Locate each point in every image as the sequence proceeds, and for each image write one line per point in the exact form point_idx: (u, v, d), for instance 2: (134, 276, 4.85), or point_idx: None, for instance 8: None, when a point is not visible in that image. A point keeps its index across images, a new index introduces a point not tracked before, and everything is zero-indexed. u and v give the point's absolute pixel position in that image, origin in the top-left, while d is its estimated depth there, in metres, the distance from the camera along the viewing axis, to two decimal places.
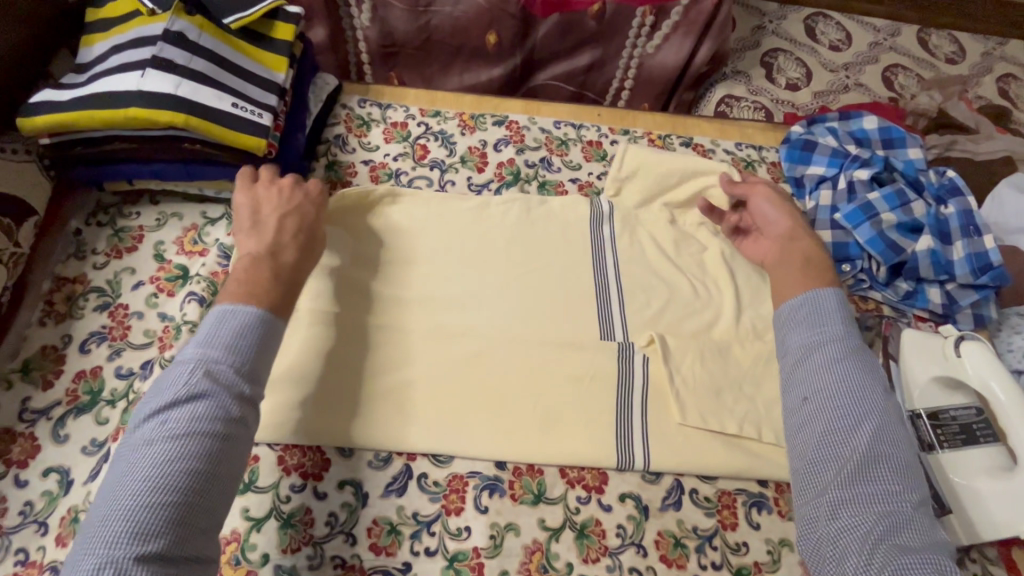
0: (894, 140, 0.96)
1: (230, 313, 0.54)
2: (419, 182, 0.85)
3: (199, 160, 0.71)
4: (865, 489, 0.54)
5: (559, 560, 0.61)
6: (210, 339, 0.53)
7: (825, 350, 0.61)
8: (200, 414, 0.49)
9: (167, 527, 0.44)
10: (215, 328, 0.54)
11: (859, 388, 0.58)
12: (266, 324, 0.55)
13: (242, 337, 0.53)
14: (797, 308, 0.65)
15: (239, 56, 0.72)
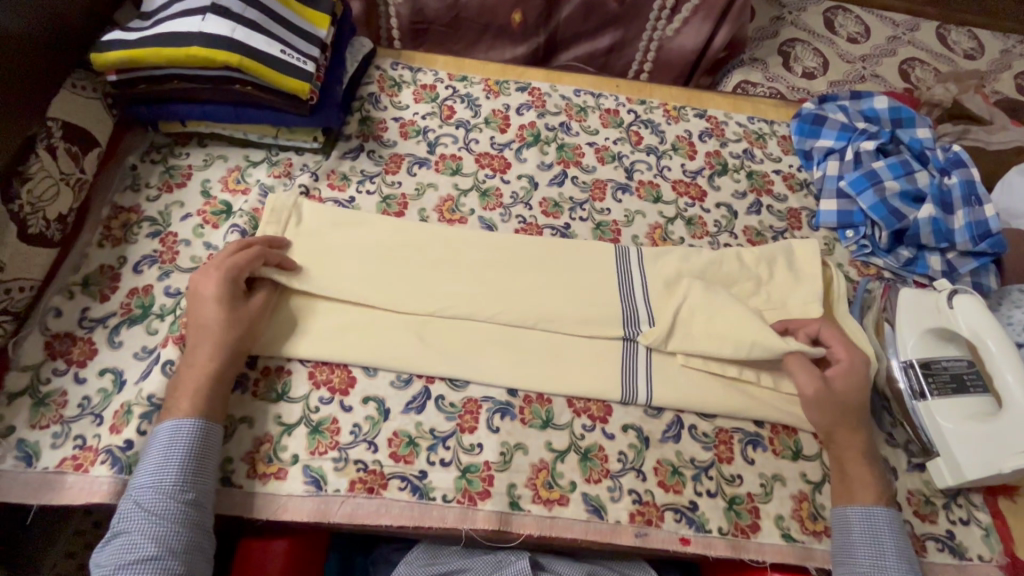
0: (904, 119, 0.99)
1: (173, 435, 0.59)
2: (445, 140, 0.91)
3: (247, 104, 0.78)
4: None
5: (564, 478, 0.66)
6: (156, 470, 0.58)
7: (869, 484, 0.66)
8: (158, 531, 0.55)
9: None
10: (159, 454, 0.58)
11: (899, 548, 0.62)
12: (204, 440, 0.60)
13: (189, 445, 0.59)
14: (859, 519, 0.63)
15: (287, 11, 0.79)
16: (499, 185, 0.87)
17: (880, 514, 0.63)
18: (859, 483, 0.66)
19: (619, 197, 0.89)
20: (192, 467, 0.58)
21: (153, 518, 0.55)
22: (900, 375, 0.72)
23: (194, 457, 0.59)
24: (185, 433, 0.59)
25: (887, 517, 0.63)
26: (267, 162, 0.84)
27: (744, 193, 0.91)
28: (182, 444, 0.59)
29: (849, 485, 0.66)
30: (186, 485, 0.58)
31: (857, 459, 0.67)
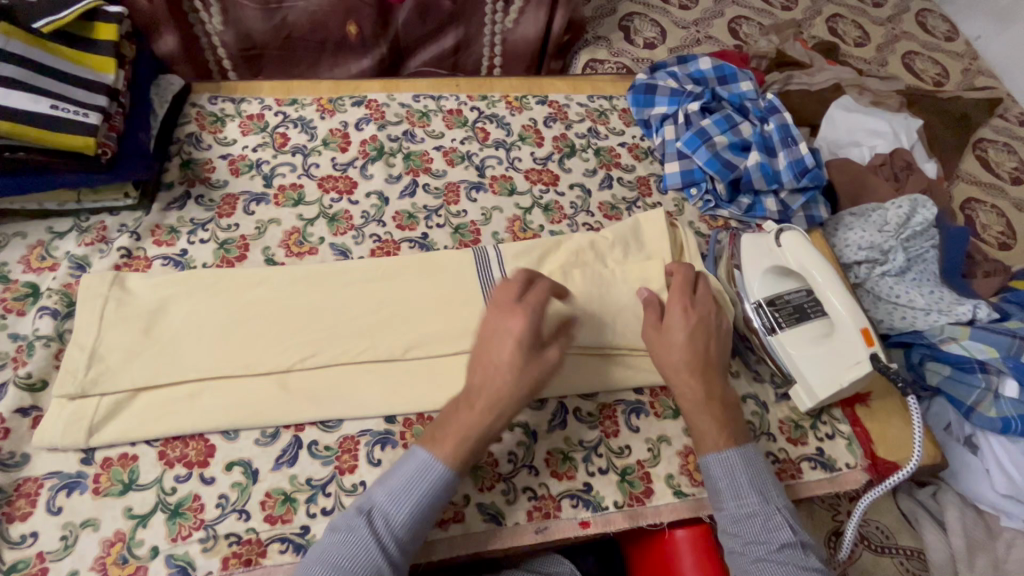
0: (727, 76, 1.06)
1: (426, 468, 0.58)
2: (282, 169, 0.85)
3: (29, 171, 0.69)
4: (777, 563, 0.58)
5: (456, 494, 0.65)
6: (397, 494, 0.57)
7: (733, 465, 0.62)
8: (373, 561, 0.54)
9: None
10: (407, 482, 0.57)
11: (757, 484, 0.62)
12: (443, 481, 0.58)
13: (434, 485, 0.57)
14: (714, 467, 0.63)
15: (56, 61, 0.70)
16: (347, 207, 0.84)
17: (735, 456, 0.63)
18: (711, 431, 0.64)
19: (473, 197, 0.88)
20: (430, 504, 0.57)
21: (363, 543, 0.54)
22: (753, 316, 0.76)
23: (438, 493, 0.57)
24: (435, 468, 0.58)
25: (740, 457, 0.63)
26: (76, 230, 0.75)
27: (594, 171, 0.93)
28: (433, 478, 0.58)
29: (700, 436, 0.65)
30: (418, 520, 0.57)
31: (694, 407, 0.65)
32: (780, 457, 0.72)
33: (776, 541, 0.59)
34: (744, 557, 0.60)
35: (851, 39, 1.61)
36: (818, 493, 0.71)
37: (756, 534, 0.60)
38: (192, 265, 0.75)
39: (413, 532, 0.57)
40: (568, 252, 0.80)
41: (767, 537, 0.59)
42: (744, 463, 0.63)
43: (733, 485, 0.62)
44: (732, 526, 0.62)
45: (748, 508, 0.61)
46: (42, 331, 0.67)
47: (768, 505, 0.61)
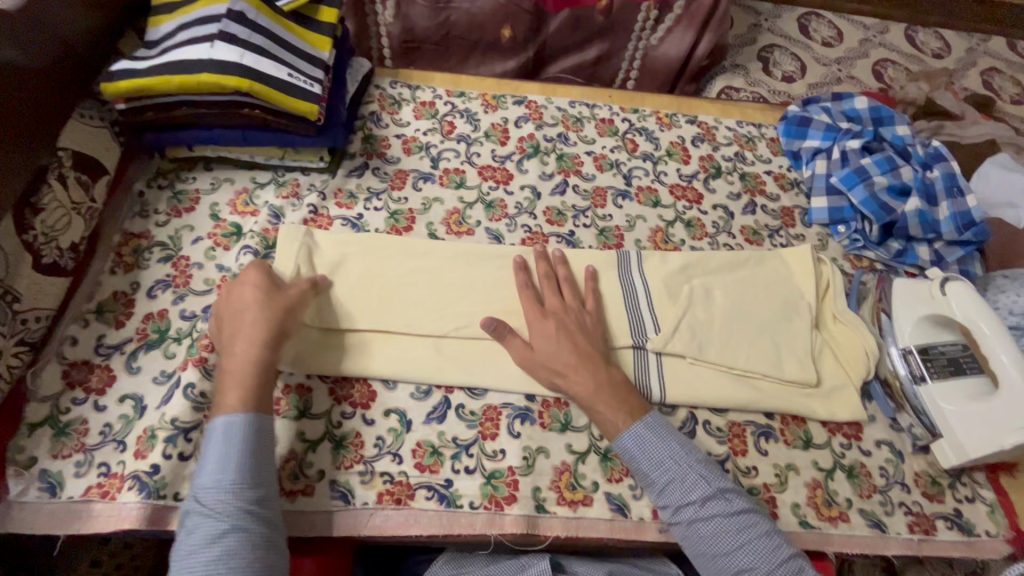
0: (884, 118, 1.04)
1: (224, 431, 0.58)
2: (447, 154, 0.92)
3: (255, 128, 0.80)
4: (711, 521, 0.61)
5: (586, 479, 0.68)
6: (215, 468, 0.56)
7: (643, 436, 0.65)
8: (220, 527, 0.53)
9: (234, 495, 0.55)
10: (214, 453, 0.56)
11: (667, 450, 0.64)
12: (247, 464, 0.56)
13: (238, 440, 0.57)
14: (629, 445, 0.65)
15: (291, 35, 0.81)
16: (502, 197, 0.89)
17: (642, 428, 0.65)
18: (607, 417, 0.67)
19: (619, 203, 0.91)
20: (244, 462, 0.56)
21: (212, 523, 0.53)
22: (898, 361, 0.76)
23: (239, 453, 0.57)
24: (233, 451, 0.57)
25: (644, 428, 0.66)
26: (274, 183, 0.85)
27: (738, 195, 0.94)
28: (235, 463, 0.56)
29: (601, 424, 0.67)
30: (240, 488, 0.55)
31: (587, 399, 0.67)
32: (913, 509, 0.70)
33: (701, 500, 0.62)
34: (681, 525, 0.63)
35: (1007, 96, 1.52)
36: (953, 554, 0.68)
37: (680, 497, 0.63)
38: (367, 229, 0.83)
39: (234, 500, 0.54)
40: (672, 275, 0.81)
41: (692, 498, 0.62)
42: (654, 433, 0.65)
43: (649, 457, 0.65)
44: (660, 497, 0.64)
45: (670, 475, 0.63)
46: (245, 266, 0.76)
47: (680, 467, 0.63)
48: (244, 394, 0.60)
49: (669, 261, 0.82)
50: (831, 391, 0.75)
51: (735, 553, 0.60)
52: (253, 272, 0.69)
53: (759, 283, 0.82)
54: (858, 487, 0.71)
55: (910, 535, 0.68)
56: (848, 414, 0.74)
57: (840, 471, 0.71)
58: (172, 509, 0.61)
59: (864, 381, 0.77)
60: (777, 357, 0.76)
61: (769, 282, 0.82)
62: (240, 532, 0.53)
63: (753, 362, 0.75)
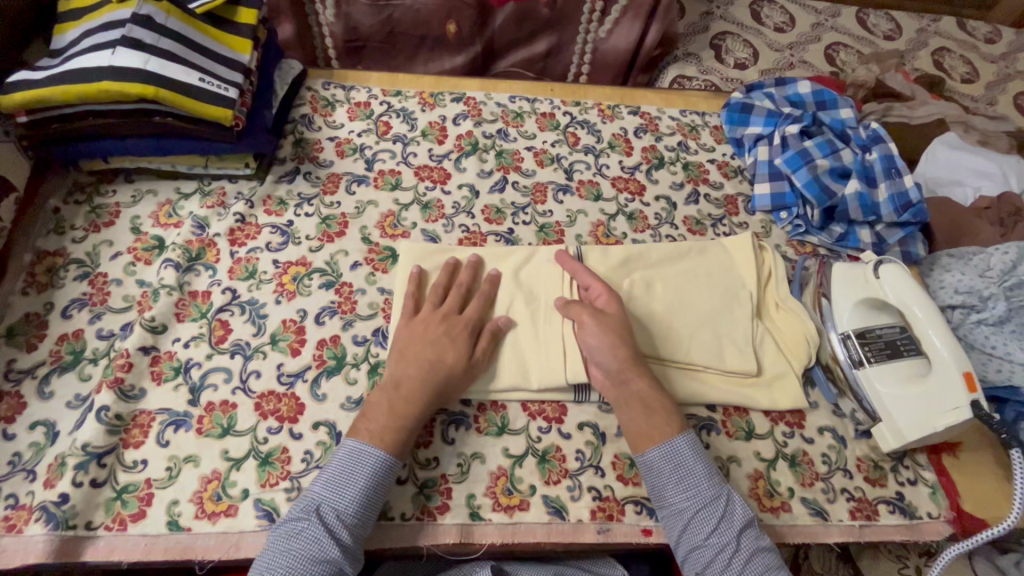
0: (826, 101, 1.04)
1: (356, 457, 0.60)
2: (383, 155, 0.90)
3: (171, 136, 0.77)
4: (740, 552, 0.59)
5: (523, 483, 0.66)
6: (339, 488, 0.58)
7: (681, 455, 0.63)
8: (322, 550, 0.55)
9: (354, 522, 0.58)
10: (342, 475, 0.59)
11: (705, 471, 0.63)
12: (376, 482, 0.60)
13: (370, 468, 0.60)
14: (662, 462, 0.63)
15: (205, 39, 0.78)
16: (440, 197, 0.87)
17: (681, 444, 0.64)
18: (644, 425, 0.65)
19: (560, 198, 0.89)
20: (374, 489, 0.60)
21: (315, 539, 0.56)
22: (839, 346, 0.76)
23: (374, 478, 0.59)
24: (360, 464, 0.60)
25: (686, 446, 0.64)
26: (199, 193, 0.82)
27: (681, 185, 0.93)
28: (356, 470, 0.59)
29: (633, 432, 0.66)
30: (364, 510, 0.59)
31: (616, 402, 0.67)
32: (855, 495, 0.70)
33: (736, 524, 0.61)
34: (710, 548, 0.60)
35: (957, 75, 1.53)
36: (895, 538, 0.68)
37: (715, 522, 0.61)
38: (297, 235, 0.80)
39: (364, 523, 0.59)
40: (611, 269, 0.79)
41: (728, 523, 0.61)
42: (696, 451, 0.64)
43: (688, 475, 0.63)
44: (688, 522, 0.61)
45: (709, 495, 0.62)
46: (166, 281, 0.74)
47: (719, 491, 0.62)
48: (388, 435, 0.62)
49: (608, 254, 0.80)
50: (772, 379, 0.75)
51: None
52: (460, 326, 0.69)
53: (700, 273, 0.80)
54: (801, 476, 0.70)
55: (851, 521, 0.68)
56: (790, 402, 0.73)
57: (782, 460, 0.71)
58: (84, 539, 0.58)
59: (806, 367, 0.76)
60: (718, 348, 0.75)
61: (710, 271, 0.81)
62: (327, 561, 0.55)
63: (692, 354, 0.74)
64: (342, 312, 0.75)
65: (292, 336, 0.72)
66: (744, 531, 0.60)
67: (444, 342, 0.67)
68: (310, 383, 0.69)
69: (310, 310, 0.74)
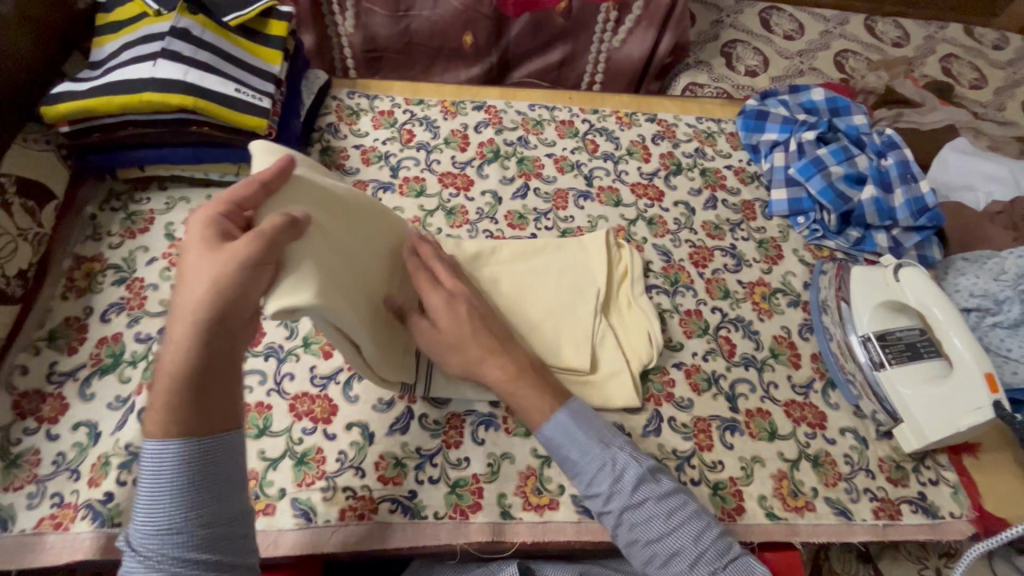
0: (840, 108, 1.05)
1: (159, 454, 0.44)
2: (407, 163, 0.92)
3: (205, 145, 0.80)
4: (642, 509, 0.58)
5: (552, 483, 0.67)
6: (156, 490, 0.44)
7: (566, 423, 0.61)
8: (176, 560, 0.44)
9: (197, 515, 0.45)
10: (155, 473, 0.44)
11: (593, 436, 0.61)
12: (192, 461, 0.45)
13: (176, 456, 0.45)
14: (553, 433, 0.61)
15: (239, 51, 0.81)
16: (463, 203, 0.89)
17: (565, 417, 0.61)
18: (530, 400, 0.62)
19: (580, 204, 0.91)
20: (204, 475, 0.45)
21: (161, 551, 0.44)
22: (859, 349, 0.78)
23: (192, 464, 0.45)
24: (166, 454, 0.45)
25: (570, 415, 0.61)
26: None
27: (699, 190, 0.95)
28: (164, 461, 0.44)
29: (527, 412, 0.62)
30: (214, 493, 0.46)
31: (504, 385, 0.63)
32: (878, 495, 0.71)
33: (629, 486, 0.59)
34: (610, 512, 0.59)
35: (966, 81, 1.54)
36: (918, 538, 0.69)
37: (611, 485, 0.59)
38: None
39: (210, 515, 0.45)
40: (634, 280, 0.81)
41: (625, 484, 0.59)
42: (568, 423, 0.61)
43: (574, 444, 0.60)
44: (594, 486, 0.60)
45: (598, 464, 0.60)
46: None
47: (608, 454, 0.60)
48: (183, 408, 0.45)
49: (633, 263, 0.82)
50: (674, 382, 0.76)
51: (665, 540, 0.57)
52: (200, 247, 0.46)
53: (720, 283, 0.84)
54: (824, 477, 0.71)
55: (875, 521, 0.69)
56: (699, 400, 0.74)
57: (805, 461, 0.72)
58: None
59: (645, 366, 0.75)
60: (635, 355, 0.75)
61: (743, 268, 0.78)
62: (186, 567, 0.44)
63: (585, 360, 0.72)
64: None
65: (323, 339, 0.74)
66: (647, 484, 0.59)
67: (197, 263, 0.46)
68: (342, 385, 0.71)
69: None
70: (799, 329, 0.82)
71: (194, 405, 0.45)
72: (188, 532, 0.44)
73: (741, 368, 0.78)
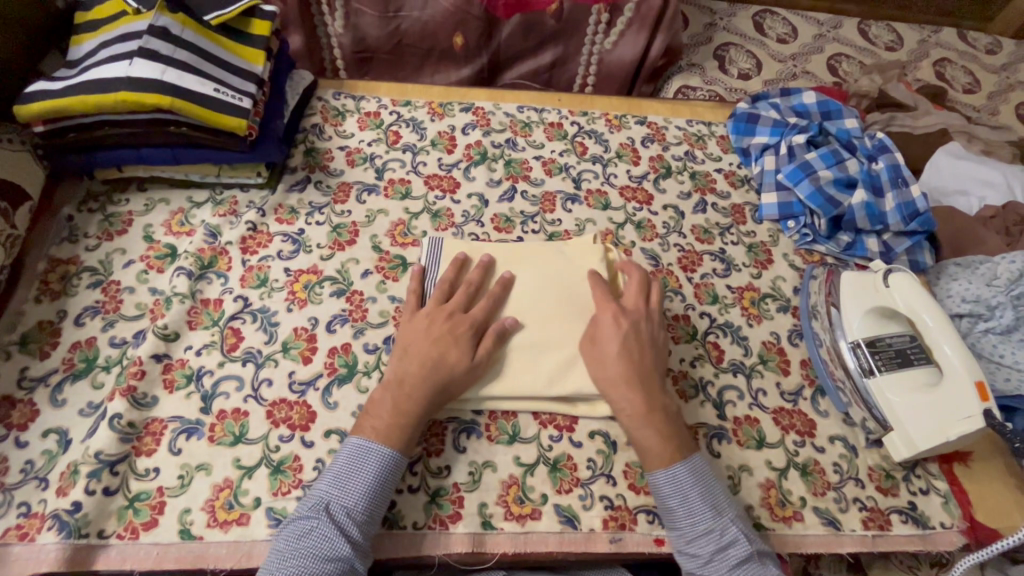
0: (832, 111, 1.04)
1: (365, 454, 0.60)
2: (393, 165, 0.91)
3: (185, 145, 0.78)
4: None
5: (535, 492, 0.66)
6: (343, 484, 0.58)
7: (680, 483, 0.61)
8: (326, 550, 0.54)
9: (364, 515, 0.58)
10: (348, 471, 0.59)
11: (706, 498, 0.61)
12: (387, 473, 0.60)
13: (380, 462, 0.60)
14: (659, 487, 0.62)
15: (219, 50, 0.79)
16: (449, 205, 0.88)
17: (682, 471, 0.62)
18: (375, 413, 0.63)
19: (569, 207, 0.90)
20: (382, 482, 0.59)
21: (326, 537, 0.55)
22: (849, 354, 0.77)
23: (384, 470, 0.59)
24: (375, 454, 0.60)
25: (687, 473, 0.62)
26: (211, 202, 0.83)
27: (688, 194, 0.94)
28: (372, 460, 0.59)
29: (369, 417, 0.63)
30: (373, 512, 0.58)
31: (376, 395, 0.64)
32: (867, 505, 0.69)
33: (737, 558, 0.58)
34: (702, 574, 0.60)
35: (959, 85, 1.54)
36: (908, 549, 0.68)
37: (704, 551, 0.59)
38: (308, 244, 0.81)
39: (370, 515, 0.58)
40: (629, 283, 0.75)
41: (724, 556, 0.59)
42: (687, 481, 0.61)
43: (684, 504, 0.61)
44: (683, 545, 0.61)
45: (701, 526, 0.60)
46: (178, 288, 0.74)
47: (719, 522, 0.60)
48: (384, 434, 0.61)
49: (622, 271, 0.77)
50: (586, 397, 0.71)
51: None
52: (462, 325, 0.67)
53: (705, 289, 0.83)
54: (813, 486, 0.70)
55: (864, 531, 0.68)
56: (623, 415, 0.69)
57: (793, 469, 0.70)
58: (96, 548, 0.58)
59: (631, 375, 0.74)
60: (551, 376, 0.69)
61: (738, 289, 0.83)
62: (333, 559, 0.54)
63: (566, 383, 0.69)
64: (353, 320, 0.75)
65: (303, 344, 0.72)
66: (731, 564, 0.58)
67: (447, 342, 0.66)
68: (321, 391, 0.69)
69: (321, 318, 0.74)
70: (788, 334, 0.81)
71: (397, 431, 0.61)
72: (357, 525, 0.57)
73: (730, 375, 0.76)
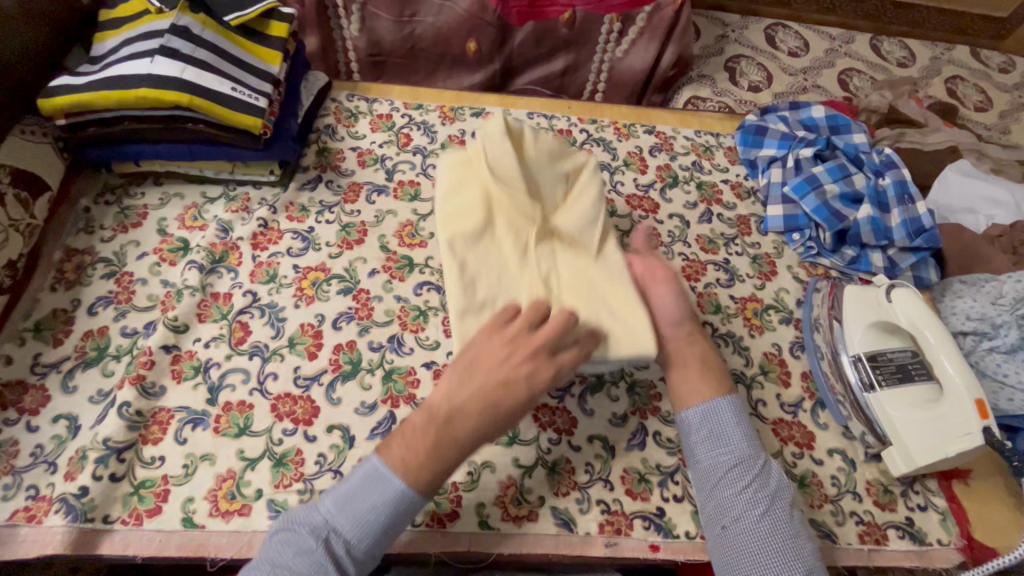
0: (840, 126, 1.05)
1: (380, 479, 0.55)
2: (403, 167, 0.92)
3: (201, 142, 0.80)
4: (771, 520, 0.58)
5: (532, 494, 0.66)
6: (347, 505, 0.54)
7: (718, 415, 0.64)
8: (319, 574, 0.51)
9: (363, 540, 0.54)
10: (354, 492, 0.55)
11: (743, 434, 0.63)
12: (404, 502, 0.55)
13: (391, 500, 0.55)
14: (697, 420, 0.64)
15: (238, 50, 0.81)
16: None
17: (723, 406, 0.64)
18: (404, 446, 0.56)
19: None
20: (388, 517, 0.55)
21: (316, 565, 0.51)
22: (850, 369, 0.76)
23: (391, 506, 0.54)
24: (388, 487, 0.55)
25: (726, 408, 0.64)
26: (224, 197, 0.85)
27: (695, 204, 0.95)
28: (381, 493, 0.55)
29: (404, 448, 0.56)
30: (377, 537, 0.54)
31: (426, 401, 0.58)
32: (865, 519, 0.70)
33: (772, 486, 0.60)
34: (738, 507, 0.59)
35: (970, 103, 1.54)
36: (904, 564, 0.68)
37: (743, 483, 0.60)
38: (317, 242, 0.82)
39: (371, 546, 0.54)
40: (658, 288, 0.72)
41: (761, 484, 0.60)
42: (727, 415, 0.64)
43: (719, 435, 0.63)
44: (718, 478, 0.61)
45: (738, 457, 0.62)
46: (190, 282, 0.75)
47: (755, 453, 0.62)
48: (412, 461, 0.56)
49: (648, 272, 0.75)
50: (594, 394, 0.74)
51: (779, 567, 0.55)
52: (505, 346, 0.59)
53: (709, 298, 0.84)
54: (810, 497, 0.70)
55: (860, 545, 0.68)
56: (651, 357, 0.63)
57: (791, 481, 0.71)
58: (101, 533, 0.59)
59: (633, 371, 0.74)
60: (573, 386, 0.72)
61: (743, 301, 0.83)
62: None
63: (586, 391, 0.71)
64: (359, 318, 0.76)
65: (309, 340, 0.73)
66: (768, 495, 0.59)
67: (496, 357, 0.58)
68: (325, 387, 0.70)
69: (328, 315, 0.76)
70: (790, 346, 0.82)
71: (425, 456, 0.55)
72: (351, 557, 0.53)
73: None
